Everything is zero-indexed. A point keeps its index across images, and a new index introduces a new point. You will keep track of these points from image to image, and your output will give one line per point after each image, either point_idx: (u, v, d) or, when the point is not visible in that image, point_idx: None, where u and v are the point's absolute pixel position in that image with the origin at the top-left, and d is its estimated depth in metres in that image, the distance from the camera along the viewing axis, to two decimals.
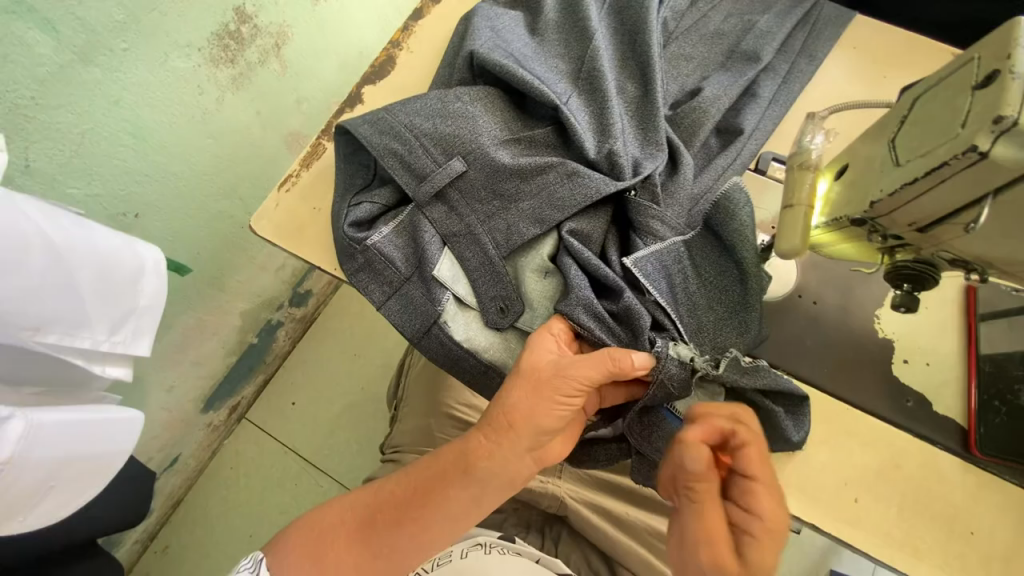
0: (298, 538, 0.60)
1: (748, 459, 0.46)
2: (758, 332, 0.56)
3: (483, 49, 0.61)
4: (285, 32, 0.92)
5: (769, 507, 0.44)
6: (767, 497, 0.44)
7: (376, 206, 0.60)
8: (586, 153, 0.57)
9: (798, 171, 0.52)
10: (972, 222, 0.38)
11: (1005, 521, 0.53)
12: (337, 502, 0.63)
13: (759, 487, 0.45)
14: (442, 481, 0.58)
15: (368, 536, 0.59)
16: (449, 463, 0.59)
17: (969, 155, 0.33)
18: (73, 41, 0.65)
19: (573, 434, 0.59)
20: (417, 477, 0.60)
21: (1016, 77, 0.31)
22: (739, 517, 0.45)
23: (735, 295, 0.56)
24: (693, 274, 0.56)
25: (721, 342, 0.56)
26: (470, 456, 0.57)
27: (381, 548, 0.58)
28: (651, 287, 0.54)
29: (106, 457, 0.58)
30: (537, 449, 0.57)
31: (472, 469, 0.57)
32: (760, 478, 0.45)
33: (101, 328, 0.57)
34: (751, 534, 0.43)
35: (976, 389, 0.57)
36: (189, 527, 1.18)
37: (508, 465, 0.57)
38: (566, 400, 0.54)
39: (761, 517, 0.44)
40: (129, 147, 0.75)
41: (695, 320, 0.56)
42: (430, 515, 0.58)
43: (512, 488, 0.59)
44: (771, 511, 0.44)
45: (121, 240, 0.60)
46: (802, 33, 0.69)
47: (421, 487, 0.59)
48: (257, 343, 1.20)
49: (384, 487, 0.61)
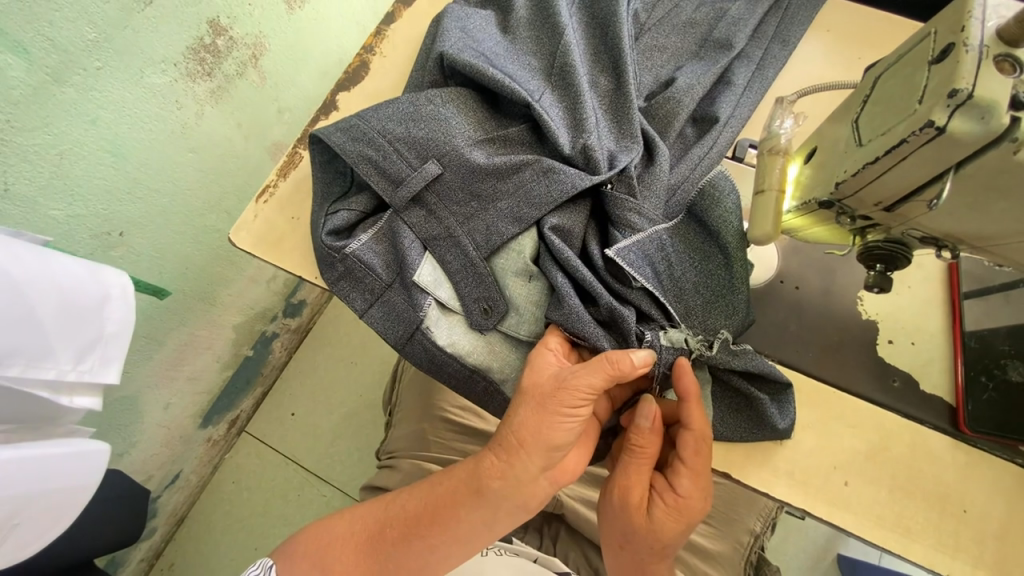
0: (305, 549, 0.60)
1: (690, 454, 0.54)
2: (746, 315, 0.56)
3: (452, 50, 0.60)
4: (262, 43, 0.91)
5: (690, 490, 0.55)
6: (692, 485, 0.55)
7: (353, 213, 0.59)
8: (561, 149, 0.56)
9: (768, 156, 0.52)
10: (935, 199, 0.37)
11: (998, 497, 0.53)
12: (348, 513, 0.63)
13: (691, 477, 0.55)
14: (454, 502, 0.57)
15: (377, 552, 0.58)
16: (462, 482, 0.57)
17: (926, 131, 0.33)
18: (44, 63, 0.64)
19: (591, 441, 0.59)
20: (430, 493, 0.59)
21: (969, 49, 0.31)
22: (661, 485, 0.57)
23: (723, 279, 0.56)
24: (679, 260, 0.56)
25: (710, 324, 0.55)
26: (483, 476, 0.56)
27: (389, 564, 0.58)
28: (638, 272, 0.53)
29: (75, 491, 0.56)
30: (551, 468, 0.56)
31: (485, 490, 0.55)
32: (692, 469, 0.55)
33: (65, 358, 0.54)
34: (665, 503, 0.56)
35: (962, 365, 0.58)
36: (193, 542, 1.18)
37: (523, 486, 0.55)
38: (571, 412, 0.52)
39: (677, 493, 0.56)
40: (109, 166, 0.74)
41: (682, 305, 0.56)
42: (441, 535, 0.56)
43: (526, 511, 0.58)
44: (689, 497, 0.56)
45: (83, 267, 0.56)
46: (776, 18, 0.68)
47: (432, 505, 0.58)
48: (254, 355, 1.20)
49: (396, 501, 0.61)
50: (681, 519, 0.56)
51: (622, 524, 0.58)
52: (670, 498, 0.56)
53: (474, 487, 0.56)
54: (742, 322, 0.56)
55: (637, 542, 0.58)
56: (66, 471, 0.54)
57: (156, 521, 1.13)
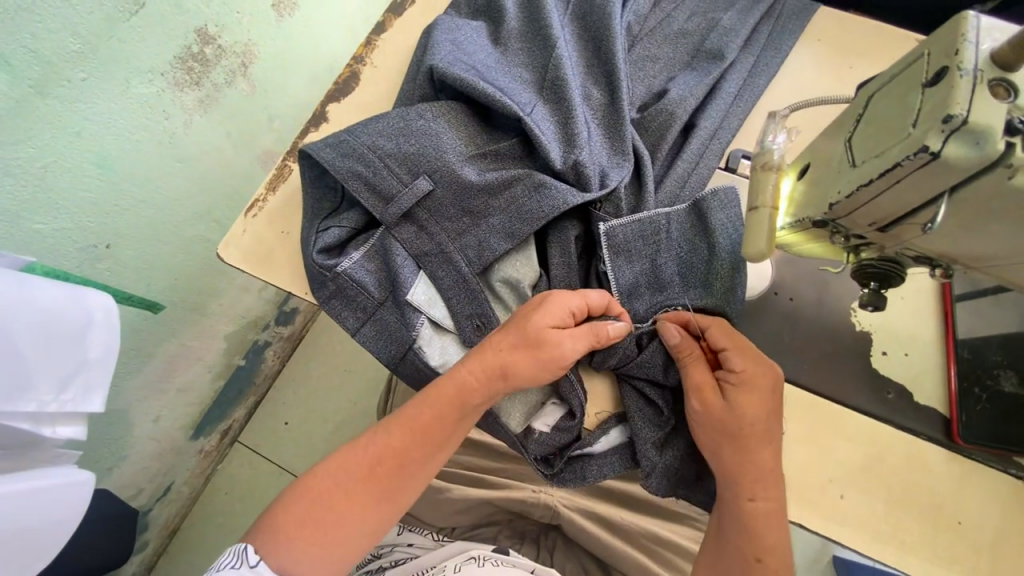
0: (307, 513, 0.53)
1: (725, 336, 0.54)
2: (719, 300, 0.55)
3: (442, 63, 0.59)
4: (251, 51, 0.90)
5: (745, 364, 0.53)
6: (742, 357, 0.53)
7: (345, 231, 0.58)
8: (552, 164, 0.56)
9: (761, 172, 0.51)
10: (930, 222, 0.37)
11: (991, 507, 0.54)
12: (331, 473, 0.55)
13: (737, 352, 0.53)
14: (447, 410, 0.54)
15: (379, 478, 0.55)
16: (451, 391, 0.53)
17: (920, 155, 0.33)
18: (28, 75, 0.62)
19: (587, 331, 0.52)
20: (442, 399, 0.54)
21: (963, 73, 0.31)
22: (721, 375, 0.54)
23: (702, 269, 0.56)
24: (659, 247, 0.56)
25: (674, 299, 0.57)
26: (481, 363, 0.53)
27: (396, 478, 0.55)
28: (608, 256, 0.56)
29: (62, 526, 0.54)
30: (546, 345, 0.51)
31: (483, 386, 0.53)
32: (735, 347, 0.53)
33: (45, 388, 0.53)
34: (733, 385, 0.52)
35: (956, 376, 0.57)
36: (186, 555, 1.16)
37: (522, 368, 0.52)
38: (558, 327, 0.52)
39: (737, 369, 0.53)
40: (94, 177, 0.73)
41: (651, 285, 0.57)
42: (447, 423, 0.55)
43: (543, 374, 0.52)
44: (748, 368, 0.52)
45: (67, 291, 0.55)
46: (766, 28, 0.69)
47: (425, 423, 0.55)
48: (246, 365, 1.19)
49: (384, 432, 0.56)
50: (755, 392, 0.52)
51: (715, 432, 0.53)
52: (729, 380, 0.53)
53: (493, 376, 0.53)
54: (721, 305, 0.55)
55: (739, 433, 0.52)
56: (51, 505, 0.52)
57: (147, 534, 1.11)
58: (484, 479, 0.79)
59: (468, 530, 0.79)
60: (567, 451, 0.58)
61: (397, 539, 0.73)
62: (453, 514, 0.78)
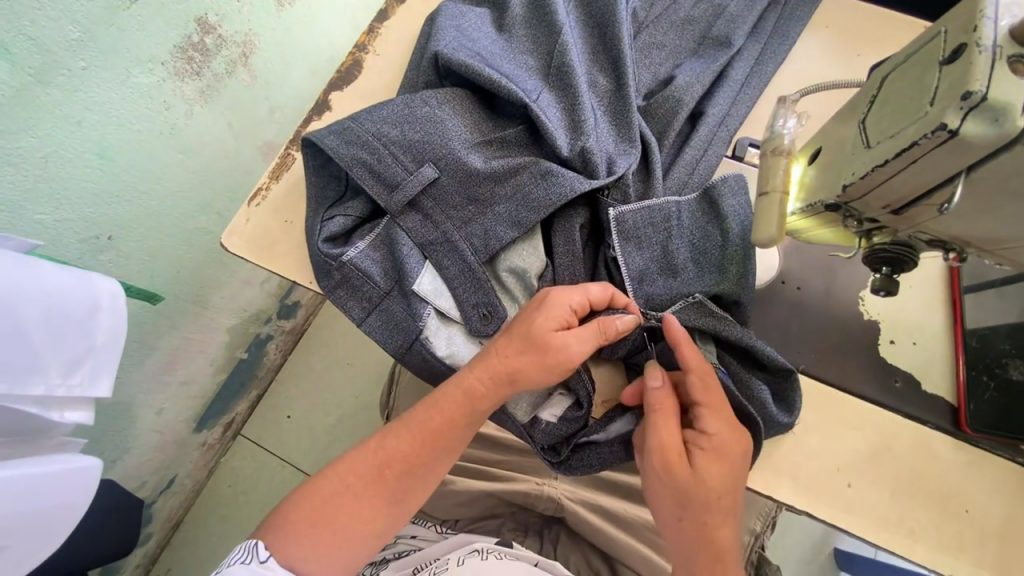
0: (314, 511, 0.54)
1: (703, 390, 0.52)
2: (731, 287, 0.54)
3: (446, 49, 0.59)
4: (252, 41, 0.89)
5: (718, 426, 0.52)
6: (717, 419, 0.52)
7: (350, 219, 0.58)
8: (559, 151, 0.55)
9: (772, 157, 0.50)
10: (946, 203, 0.37)
11: (999, 495, 0.54)
12: (338, 476, 0.55)
13: (711, 411, 0.52)
14: (455, 414, 0.54)
15: (388, 481, 0.54)
16: (458, 395, 0.53)
17: (938, 134, 0.32)
18: (28, 63, 0.62)
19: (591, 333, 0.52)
20: (451, 403, 0.54)
21: (983, 50, 0.31)
22: (693, 436, 0.53)
23: (714, 255, 0.55)
24: (670, 234, 0.55)
25: (687, 286, 0.55)
26: (487, 366, 0.52)
27: (405, 480, 0.55)
28: (618, 242, 0.56)
29: (69, 510, 0.54)
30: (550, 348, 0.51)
31: (489, 389, 0.52)
32: (709, 407, 0.52)
33: (53, 372, 0.53)
34: (701, 447, 0.52)
35: (963, 364, 0.57)
36: (190, 548, 1.17)
37: (528, 370, 0.51)
38: (561, 330, 0.51)
39: (709, 433, 0.52)
40: (94, 167, 0.72)
41: (662, 273, 0.56)
42: (454, 426, 0.54)
43: (549, 376, 0.52)
44: (720, 431, 0.52)
45: (74, 275, 0.54)
46: (773, 15, 0.68)
47: (433, 427, 0.54)
48: (248, 358, 1.18)
49: (391, 437, 0.56)
50: (722, 459, 0.51)
51: (673, 490, 0.53)
52: (706, 443, 0.52)
53: (500, 379, 0.52)
54: (730, 293, 0.54)
55: (695, 497, 0.52)
56: (58, 489, 0.52)
57: (151, 526, 1.11)
58: (488, 470, 0.79)
59: (471, 522, 0.79)
60: (573, 440, 0.58)
61: (401, 531, 0.73)
62: (456, 506, 0.78)
